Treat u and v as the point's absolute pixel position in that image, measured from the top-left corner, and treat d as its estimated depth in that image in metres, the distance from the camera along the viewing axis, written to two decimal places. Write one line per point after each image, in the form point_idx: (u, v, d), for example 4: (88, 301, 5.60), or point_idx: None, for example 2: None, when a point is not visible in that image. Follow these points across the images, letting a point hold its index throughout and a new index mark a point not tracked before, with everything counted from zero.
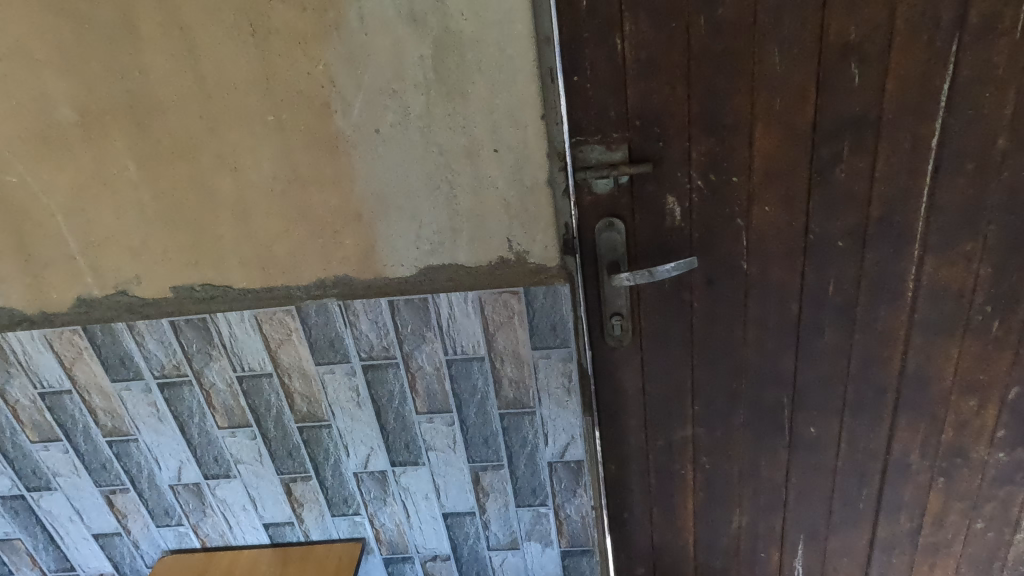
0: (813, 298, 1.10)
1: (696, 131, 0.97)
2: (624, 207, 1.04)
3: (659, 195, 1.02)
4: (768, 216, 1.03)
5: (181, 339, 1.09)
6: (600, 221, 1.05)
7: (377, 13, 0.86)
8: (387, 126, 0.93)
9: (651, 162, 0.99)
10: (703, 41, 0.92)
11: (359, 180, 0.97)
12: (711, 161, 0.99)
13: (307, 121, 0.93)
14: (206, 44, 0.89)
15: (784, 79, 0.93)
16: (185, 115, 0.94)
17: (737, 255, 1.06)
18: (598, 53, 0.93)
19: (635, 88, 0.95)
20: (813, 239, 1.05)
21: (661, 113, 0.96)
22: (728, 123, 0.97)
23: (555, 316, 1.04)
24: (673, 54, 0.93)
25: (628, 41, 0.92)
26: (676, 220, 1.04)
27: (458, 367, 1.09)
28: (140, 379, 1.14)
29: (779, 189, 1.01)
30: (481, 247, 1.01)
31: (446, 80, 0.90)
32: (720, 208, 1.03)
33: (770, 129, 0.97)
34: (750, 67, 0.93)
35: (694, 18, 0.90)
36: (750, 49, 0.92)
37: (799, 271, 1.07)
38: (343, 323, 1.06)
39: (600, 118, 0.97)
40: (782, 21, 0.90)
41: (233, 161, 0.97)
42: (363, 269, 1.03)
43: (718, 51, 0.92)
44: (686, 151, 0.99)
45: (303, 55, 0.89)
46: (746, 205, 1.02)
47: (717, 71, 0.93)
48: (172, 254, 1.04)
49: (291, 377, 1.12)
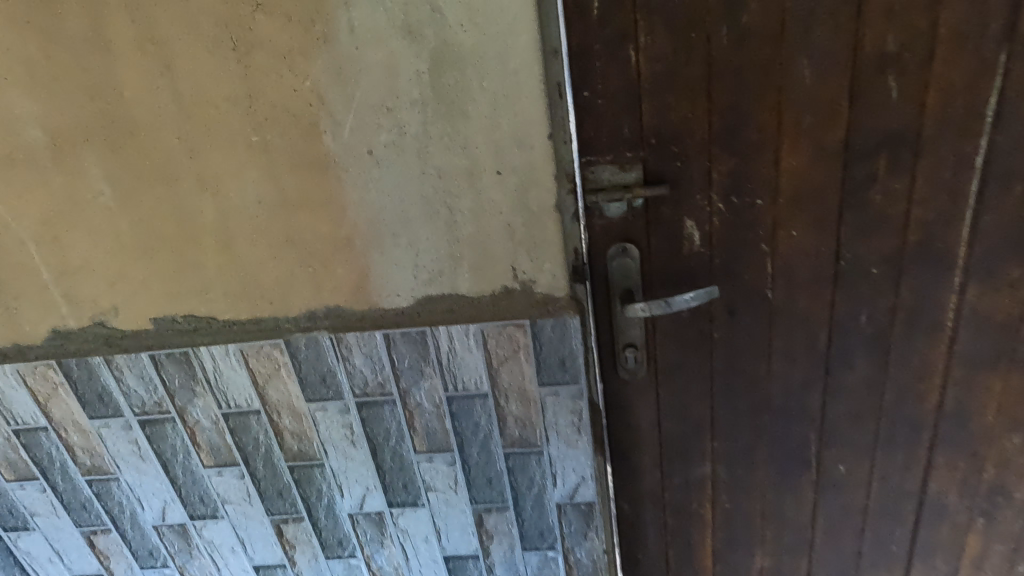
0: (844, 328, 1.01)
1: (718, 151, 0.90)
2: (638, 232, 0.96)
3: (677, 219, 0.95)
4: (795, 241, 0.95)
5: (162, 375, 1.02)
6: (613, 246, 0.96)
7: (369, 25, 0.79)
8: (380, 148, 0.85)
9: (667, 183, 0.92)
10: (725, 53, 0.84)
11: (351, 205, 0.89)
12: (734, 183, 0.91)
13: (295, 142, 0.86)
14: (183, 60, 0.82)
15: (814, 93, 0.86)
16: (163, 136, 0.87)
17: (761, 283, 0.98)
18: (611, 67, 0.86)
19: (651, 104, 0.87)
20: (844, 267, 0.96)
21: (679, 130, 0.89)
22: (753, 141, 0.89)
23: (564, 351, 0.95)
24: (692, 67, 0.85)
25: (643, 53, 0.85)
26: (695, 245, 0.96)
27: (459, 404, 1.01)
28: (120, 416, 1.06)
29: (808, 212, 0.93)
30: (483, 276, 0.93)
31: (444, 98, 0.82)
32: (743, 232, 0.95)
33: (797, 148, 0.89)
34: (777, 80, 0.85)
35: (715, 28, 0.83)
36: (777, 61, 0.84)
37: (829, 300, 0.99)
38: (335, 358, 0.98)
39: (612, 137, 0.90)
40: (812, 30, 0.82)
41: (215, 185, 0.89)
42: (356, 299, 0.96)
43: (741, 63, 0.85)
44: (707, 172, 0.91)
45: (289, 71, 0.81)
46: (771, 230, 0.94)
47: (741, 85, 0.86)
48: (152, 284, 0.97)
49: (281, 415, 1.04)
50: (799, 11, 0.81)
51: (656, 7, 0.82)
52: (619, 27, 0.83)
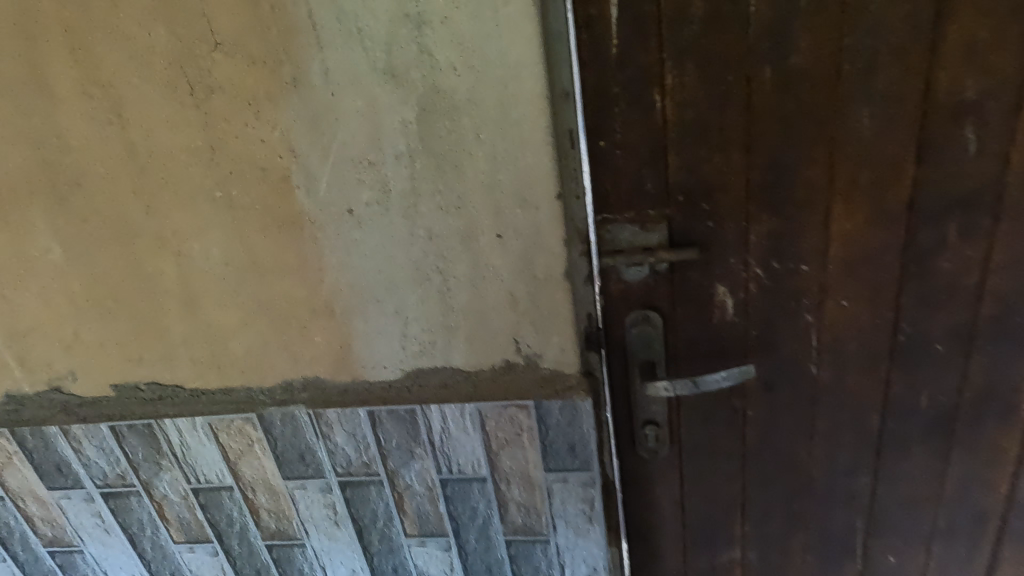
0: (901, 409, 0.87)
1: (758, 210, 0.76)
2: (662, 298, 0.83)
3: (707, 286, 0.81)
4: (846, 313, 0.81)
5: (125, 446, 0.91)
6: (632, 314, 0.83)
7: (346, 68, 0.67)
8: (362, 205, 0.74)
9: (696, 245, 0.78)
10: (768, 98, 0.71)
11: (329, 267, 0.78)
12: (776, 246, 0.78)
13: (264, 198, 0.74)
14: (134, 105, 0.71)
15: (875, 145, 0.72)
16: (115, 189, 0.76)
17: (804, 358, 0.85)
18: (632, 113, 0.73)
19: (678, 156, 0.74)
20: (904, 342, 0.82)
21: (712, 186, 0.75)
22: (799, 200, 0.75)
23: (574, 435, 0.83)
24: (728, 114, 0.72)
25: (670, 98, 0.72)
26: (728, 315, 0.82)
27: (455, 488, 0.89)
28: (81, 487, 0.96)
29: (863, 281, 0.79)
30: (481, 349, 0.81)
31: (434, 150, 0.70)
32: (785, 302, 0.81)
33: (852, 207, 0.75)
34: (830, 130, 0.72)
35: (757, 69, 0.70)
36: (830, 108, 0.71)
37: (885, 378, 0.85)
38: (314, 435, 0.87)
39: (633, 192, 0.77)
40: (875, 73, 0.69)
41: (176, 243, 0.78)
42: (337, 371, 0.84)
43: (787, 110, 0.71)
44: (743, 234, 0.78)
45: (254, 119, 0.70)
46: (819, 299, 0.80)
47: (786, 135, 0.72)
48: (111, 348, 0.86)
49: (256, 492, 0.93)
50: (859, 50, 0.68)
51: (686, 45, 0.69)
52: (642, 67, 0.70)
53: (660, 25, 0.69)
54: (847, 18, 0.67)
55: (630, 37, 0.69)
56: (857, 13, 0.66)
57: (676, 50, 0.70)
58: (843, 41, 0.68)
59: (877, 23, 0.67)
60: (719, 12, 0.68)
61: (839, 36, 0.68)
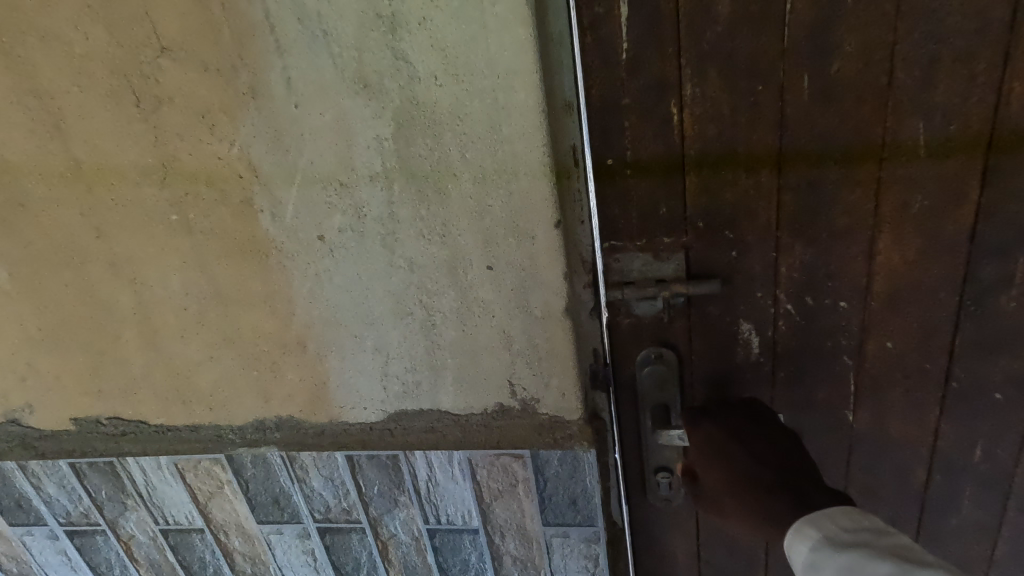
0: (950, 463, 0.77)
1: (789, 238, 0.66)
2: (677, 334, 0.73)
3: (729, 321, 0.71)
4: (890, 356, 0.70)
5: (87, 484, 0.84)
6: (645, 349, 0.73)
7: (309, 77, 0.58)
8: (334, 231, 0.65)
9: (717, 277, 0.69)
10: (805, 112, 0.60)
11: (300, 299, 0.69)
12: (810, 279, 0.68)
13: (225, 222, 0.66)
14: (75, 118, 0.62)
15: (931, 167, 0.61)
16: (60, 211, 0.67)
17: (840, 404, 0.74)
18: (644, 127, 0.63)
19: (698, 177, 0.64)
20: (957, 390, 0.72)
21: (737, 210, 0.65)
22: (839, 228, 0.65)
23: (574, 487, 0.74)
24: (757, 129, 0.62)
25: (689, 110, 0.62)
26: (753, 354, 0.73)
27: (443, 539, 0.80)
28: (44, 524, 0.89)
29: (912, 320, 0.68)
30: (471, 392, 0.72)
31: (415, 171, 0.61)
32: (819, 342, 0.71)
33: (901, 237, 0.64)
34: (878, 149, 0.61)
35: (792, 77, 0.59)
36: (879, 123, 0.60)
37: (932, 429, 0.74)
38: (289, 478, 0.79)
39: (645, 218, 0.67)
40: (935, 82, 0.58)
41: (131, 270, 0.70)
42: (312, 411, 0.75)
43: (827, 125, 0.61)
44: (772, 265, 0.68)
45: (209, 134, 0.61)
46: (858, 340, 0.70)
47: (826, 154, 0.62)
48: (68, 381, 0.79)
49: (229, 535, 0.85)
50: (916, 56, 0.57)
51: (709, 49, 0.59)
52: (656, 74, 0.60)
53: (678, 25, 0.58)
54: (903, 17, 0.56)
55: (642, 40, 0.59)
56: (917, 11, 0.55)
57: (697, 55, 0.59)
58: (897, 45, 0.57)
59: (941, 23, 0.55)
60: (748, 11, 0.57)
61: (892, 39, 0.57)
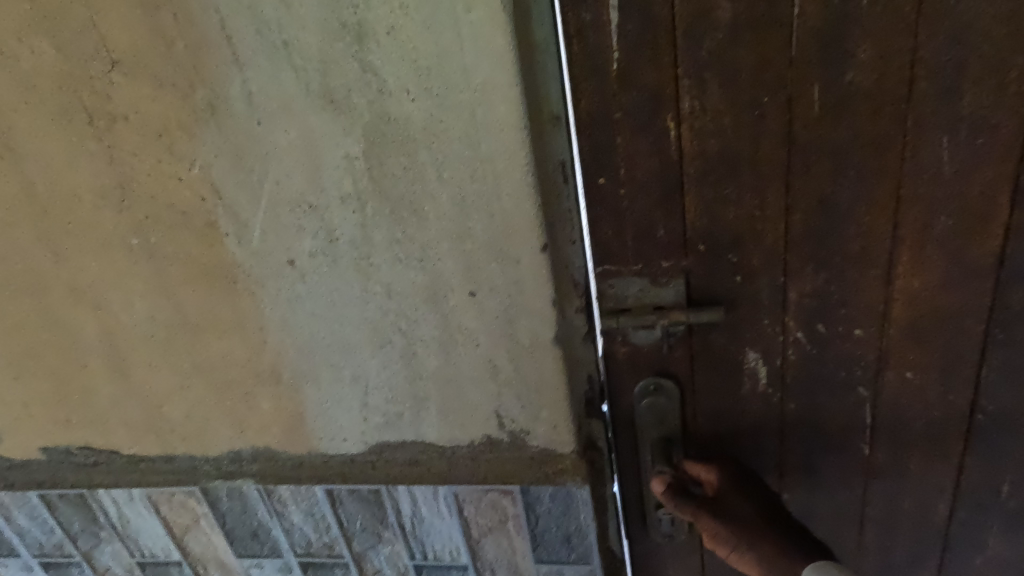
0: (974, 499, 0.71)
1: (800, 262, 0.60)
2: (678, 364, 0.67)
3: (734, 352, 0.66)
4: (909, 386, 0.65)
5: (58, 516, 0.80)
6: (643, 380, 0.68)
7: (272, 91, 0.53)
8: (304, 256, 0.60)
9: (720, 303, 0.63)
10: (815, 126, 0.55)
11: (272, 327, 0.64)
12: (823, 306, 0.62)
13: (188, 245, 0.61)
14: (25, 136, 0.58)
15: (953, 183, 0.56)
16: (14, 234, 0.63)
17: (855, 437, 0.69)
18: (638, 146, 0.57)
19: (700, 197, 0.58)
20: (983, 423, 0.66)
21: (742, 234, 0.60)
22: (853, 251, 0.59)
23: (569, 525, 0.69)
24: (764, 146, 0.56)
25: (688, 125, 0.56)
26: (761, 385, 0.67)
27: (431, 575, 0.76)
28: (17, 556, 0.85)
29: (932, 349, 0.63)
30: (456, 423, 0.67)
31: (388, 191, 0.56)
32: (832, 371, 0.65)
33: (922, 259, 0.59)
34: (896, 165, 0.56)
35: (802, 88, 0.53)
36: (898, 138, 0.54)
37: (956, 464, 0.69)
38: (267, 512, 0.75)
39: (641, 242, 0.61)
40: (960, 91, 0.52)
41: (93, 296, 0.66)
42: (289, 442, 0.71)
43: (842, 139, 0.55)
44: (781, 291, 0.62)
45: (167, 153, 0.57)
46: (875, 370, 0.65)
47: (840, 171, 0.56)
48: (34, 411, 0.75)
49: (208, 568, 0.81)
50: (939, 62, 0.51)
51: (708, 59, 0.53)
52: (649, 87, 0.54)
53: (674, 33, 0.52)
54: (925, 20, 0.50)
55: (634, 48, 0.53)
56: (944, 12, 0.50)
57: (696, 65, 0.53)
58: (919, 51, 0.51)
59: (966, 27, 0.50)
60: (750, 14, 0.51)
61: (913, 45, 0.51)
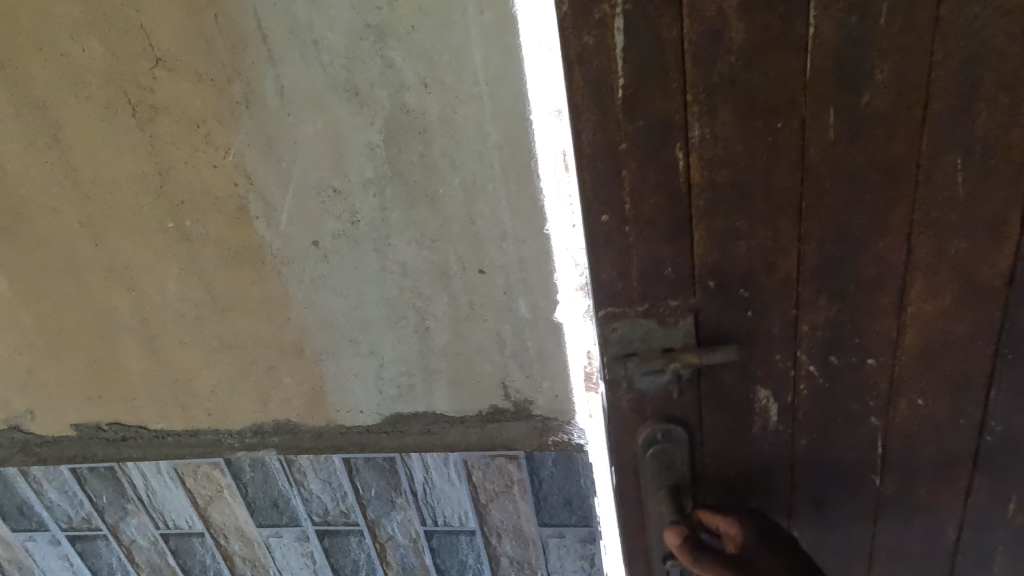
0: (980, 521, 0.53)
1: (811, 298, 0.45)
2: (683, 407, 0.50)
3: (738, 396, 0.49)
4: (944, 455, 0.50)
5: (88, 489, 0.85)
6: (647, 428, 0.50)
7: (302, 86, 0.59)
8: (328, 238, 0.66)
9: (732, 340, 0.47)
10: (828, 148, 0.40)
11: (295, 304, 0.70)
12: (837, 338, 0.46)
13: (220, 229, 0.67)
14: (72, 128, 0.63)
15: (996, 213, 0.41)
16: (57, 220, 0.68)
17: (863, 468, 0.52)
18: (636, 168, 0.41)
19: (700, 223, 0.43)
20: (994, 447, 0.49)
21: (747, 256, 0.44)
22: (866, 281, 0.44)
23: (569, 489, 0.75)
24: (771, 165, 0.41)
25: (679, 140, 0.41)
26: (775, 435, 0.51)
27: (441, 540, 0.81)
28: (46, 530, 0.89)
29: (957, 382, 0.47)
30: (465, 394, 0.73)
31: (405, 177, 0.62)
32: (843, 410, 0.49)
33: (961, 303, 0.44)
34: (920, 187, 0.41)
35: (815, 99, 0.39)
36: (914, 143, 0.40)
37: (962, 486, 0.52)
38: (288, 482, 0.80)
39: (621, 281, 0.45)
40: (1002, 97, 0.38)
41: (128, 278, 0.71)
42: (309, 415, 0.76)
43: (864, 156, 0.40)
44: (792, 327, 0.46)
45: (204, 143, 0.62)
46: (885, 415, 0.49)
47: (852, 198, 0.41)
48: (68, 387, 0.80)
49: (229, 538, 0.86)
50: (959, 71, 0.37)
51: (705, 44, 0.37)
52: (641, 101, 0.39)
53: (680, 56, 0.38)
54: (939, 43, 0.37)
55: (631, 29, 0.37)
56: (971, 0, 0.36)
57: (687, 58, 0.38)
58: (936, 67, 0.37)
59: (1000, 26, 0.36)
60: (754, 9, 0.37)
61: (928, 68, 0.37)
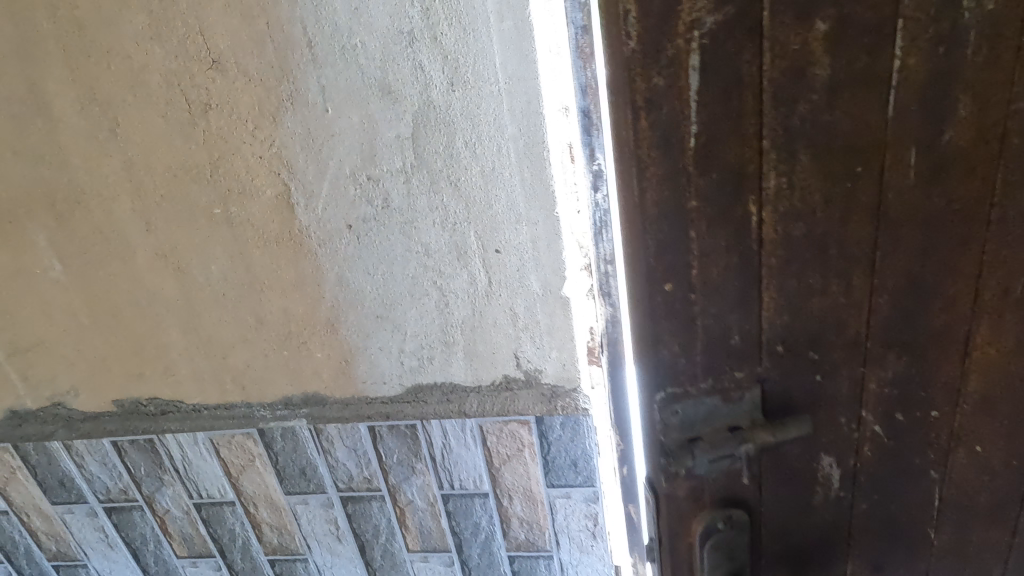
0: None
1: (881, 349, 0.50)
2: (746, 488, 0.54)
3: (801, 457, 0.54)
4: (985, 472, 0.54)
5: (126, 461, 0.91)
6: (706, 517, 0.53)
7: (342, 83, 0.66)
8: (359, 221, 0.73)
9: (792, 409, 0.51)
10: (904, 198, 0.45)
11: (327, 283, 0.77)
12: (901, 392, 0.52)
13: (261, 214, 0.74)
14: (131, 124, 0.71)
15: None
16: (112, 207, 0.76)
17: (913, 512, 0.56)
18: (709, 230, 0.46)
19: (779, 289, 0.48)
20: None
21: (839, 276, 0.47)
22: (928, 327, 0.49)
23: (576, 451, 0.82)
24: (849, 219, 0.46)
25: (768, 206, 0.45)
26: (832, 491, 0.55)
27: (457, 503, 0.88)
28: (84, 502, 0.96)
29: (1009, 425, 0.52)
30: (481, 364, 0.80)
31: (430, 166, 0.70)
32: (907, 455, 0.54)
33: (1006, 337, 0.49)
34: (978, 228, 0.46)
35: (892, 152, 0.44)
36: (986, 190, 0.45)
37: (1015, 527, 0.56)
38: (316, 450, 0.87)
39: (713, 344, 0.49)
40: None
41: (176, 261, 0.78)
42: (337, 386, 0.84)
43: (931, 209, 0.45)
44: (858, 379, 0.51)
45: (251, 136, 0.70)
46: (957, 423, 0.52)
47: (926, 245, 0.46)
48: (112, 364, 0.86)
49: (258, 507, 0.93)
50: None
51: (793, 81, 0.42)
52: (731, 154, 0.43)
53: (758, 95, 0.42)
54: (995, 103, 0.42)
55: (712, 61, 0.41)
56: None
57: (767, 65, 0.41)
58: (1012, 104, 0.42)
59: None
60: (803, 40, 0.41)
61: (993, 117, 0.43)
